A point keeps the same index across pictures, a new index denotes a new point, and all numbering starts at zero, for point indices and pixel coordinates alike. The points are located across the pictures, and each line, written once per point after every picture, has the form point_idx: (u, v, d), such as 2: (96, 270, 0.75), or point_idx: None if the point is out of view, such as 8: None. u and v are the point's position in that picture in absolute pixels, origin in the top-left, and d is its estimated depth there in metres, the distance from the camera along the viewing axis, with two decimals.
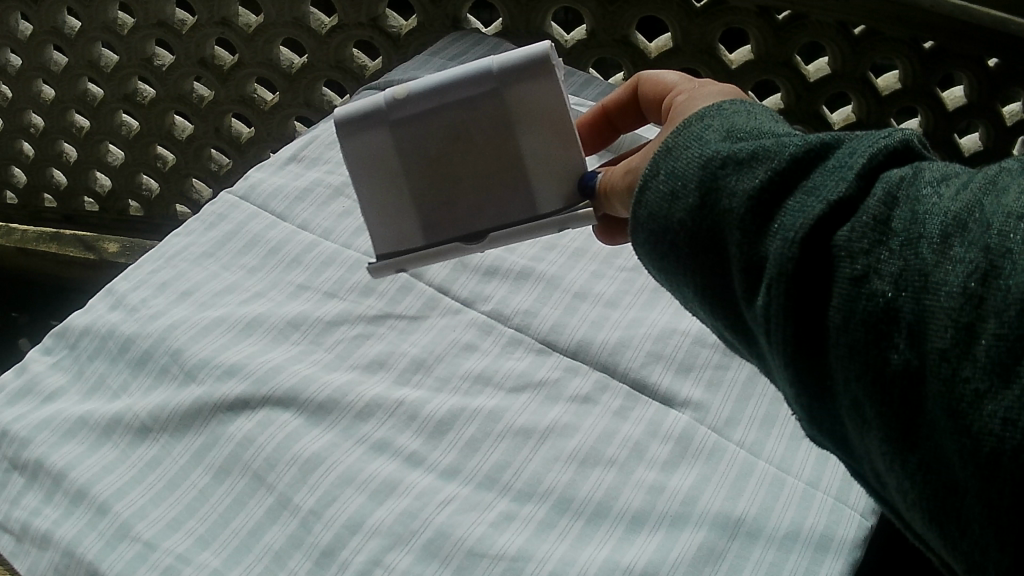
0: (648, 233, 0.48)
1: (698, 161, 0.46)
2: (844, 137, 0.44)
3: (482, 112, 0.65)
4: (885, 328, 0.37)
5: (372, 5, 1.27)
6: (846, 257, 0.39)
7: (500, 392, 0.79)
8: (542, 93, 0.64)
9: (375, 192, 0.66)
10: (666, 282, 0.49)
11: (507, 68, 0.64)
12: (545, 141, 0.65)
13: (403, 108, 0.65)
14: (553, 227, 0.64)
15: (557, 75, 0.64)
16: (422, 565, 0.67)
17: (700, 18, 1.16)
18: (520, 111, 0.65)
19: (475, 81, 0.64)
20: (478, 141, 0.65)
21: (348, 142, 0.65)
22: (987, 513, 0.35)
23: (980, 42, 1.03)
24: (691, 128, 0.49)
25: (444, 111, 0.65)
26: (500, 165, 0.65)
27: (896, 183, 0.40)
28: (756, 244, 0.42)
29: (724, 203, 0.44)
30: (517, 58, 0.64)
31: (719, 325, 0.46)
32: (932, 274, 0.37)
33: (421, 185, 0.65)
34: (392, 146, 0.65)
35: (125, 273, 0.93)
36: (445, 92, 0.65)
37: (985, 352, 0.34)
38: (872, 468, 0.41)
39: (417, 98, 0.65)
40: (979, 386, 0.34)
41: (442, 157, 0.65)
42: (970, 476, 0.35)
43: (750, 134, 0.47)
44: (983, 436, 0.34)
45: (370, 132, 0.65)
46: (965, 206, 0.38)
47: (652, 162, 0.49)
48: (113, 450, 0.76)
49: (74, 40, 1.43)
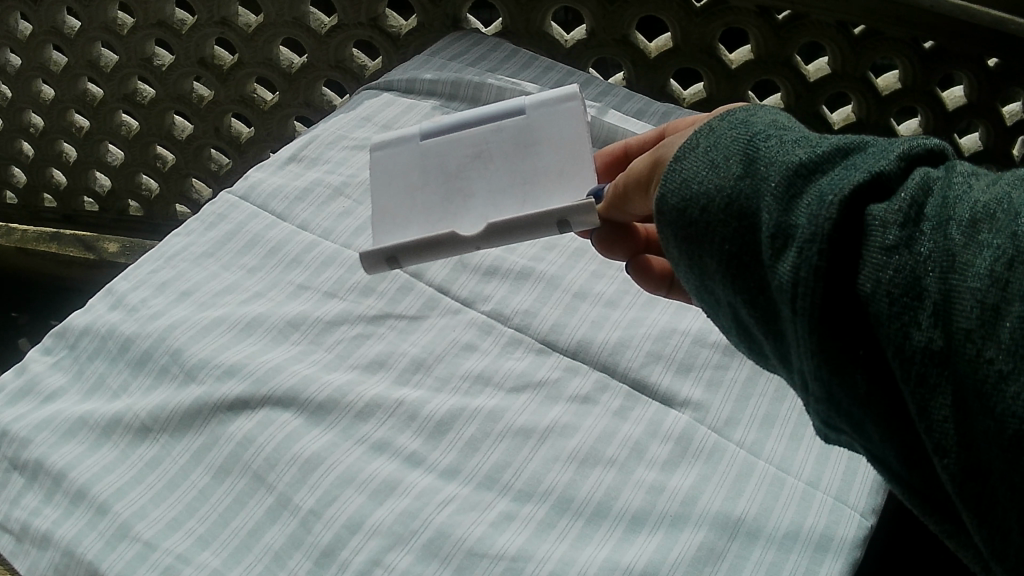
0: (676, 201, 0.48)
1: (742, 139, 0.47)
2: (880, 138, 0.45)
3: (507, 137, 0.72)
4: (910, 302, 0.37)
5: (372, 5, 1.27)
6: (879, 227, 0.39)
7: (500, 393, 0.79)
8: (566, 124, 0.72)
9: (393, 200, 0.71)
10: (684, 257, 0.48)
11: (537, 107, 0.73)
12: (561, 160, 0.69)
13: (441, 132, 0.75)
14: (552, 224, 0.61)
15: (582, 110, 0.72)
16: (422, 565, 0.67)
17: (700, 19, 1.16)
18: (541, 138, 0.71)
19: (507, 112, 0.74)
20: (498, 157, 0.71)
21: (384, 162, 0.75)
22: (1012, 495, 0.35)
23: (981, 42, 1.03)
24: (735, 114, 0.50)
25: (474, 137, 0.73)
26: (514, 177, 0.69)
27: (931, 175, 0.41)
28: (787, 212, 0.42)
29: (762, 173, 0.44)
30: (547, 98, 0.74)
31: (736, 300, 0.45)
32: (959, 255, 0.37)
33: (435, 194, 0.70)
34: (422, 161, 0.73)
35: (125, 273, 0.93)
36: (477, 121, 0.74)
37: (1009, 334, 0.34)
38: (898, 449, 0.40)
39: (453, 129, 0.75)
40: (1002, 367, 0.34)
41: (461, 172, 0.71)
42: (995, 457, 0.35)
43: (794, 128, 0.48)
44: (1007, 418, 0.34)
45: (406, 154, 0.75)
46: (995, 197, 0.38)
47: (693, 137, 0.50)
48: (113, 450, 0.76)
49: (74, 41, 1.43)
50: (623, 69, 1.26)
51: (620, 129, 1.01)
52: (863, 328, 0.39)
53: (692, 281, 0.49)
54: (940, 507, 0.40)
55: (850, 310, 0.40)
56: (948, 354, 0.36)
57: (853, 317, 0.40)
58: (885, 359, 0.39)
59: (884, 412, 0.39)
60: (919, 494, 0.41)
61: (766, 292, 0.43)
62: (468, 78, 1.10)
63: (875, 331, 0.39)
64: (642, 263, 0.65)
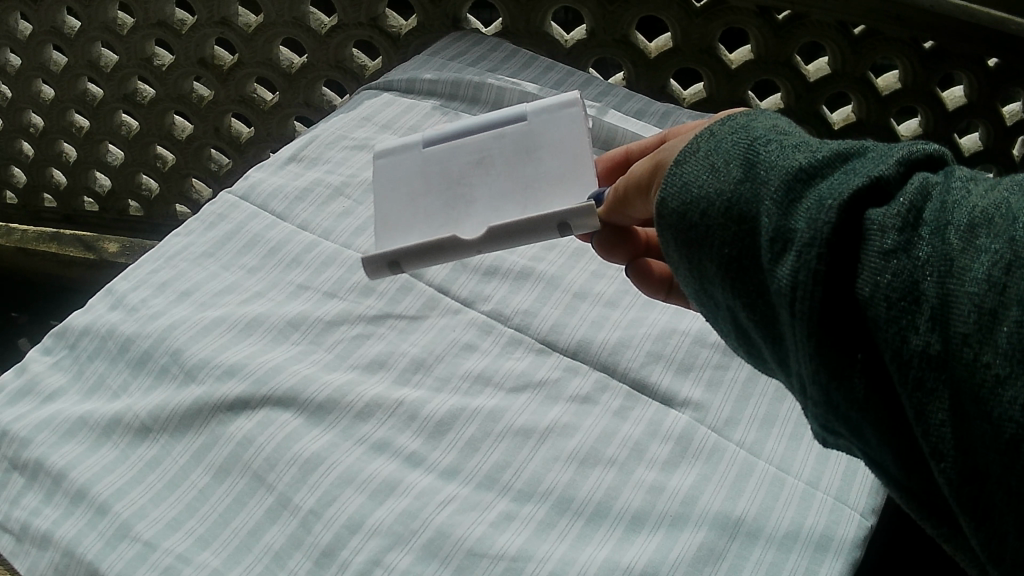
0: (677, 204, 0.48)
1: (743, 143, 0.47)
2: (879, 143, 0.45)
3: (509, 143, 0.73)
4: (908, 306, 0.37)
5: (372, 5, 1.27)
6: (877, 231, 0.39)
7: (500, 393, 0.79)
8: (567, 128, 0.72)
9: (395, 205, 0.72)
10: (684, 261, 0.48)
11: (539, 112, 0.74)
12: (562, 164, 0.69)
13: (443, 140, 0.75)
14: (552, 227, 0.61)
15: (583, 116, 0.72)
16: (422, 565, 0.67)
17: (700, 19, 1.16)
18: (543, 142, 0.71)
19: (508, 119, 0.74)
20: (499, 162, 0.71)
21: (385, 168, 0.75)
22: (1009, 499, 0.35)
23: (981, 41, 1.03)
24: (737, 119, 0.50)
25: (475, 142, 0.74)
26: (514, 181, 0.69)
27: (931, 180, 0.41)
28: (787, 216, 0.42)
29: (762, 177, 0.44)
30: (549, 104, 0.74)
31: (735, 303, 0.45)
32: (957, 259, 0.37)
33: (437, 199, 0.70)
34: (425, 168, 0.74)
35: (125, 272, 0.93)
36: (479, 127, 0.74)
37: (1007, 338, 0.35)
38: (896, 453, 0.40)
39: (454, 135, 0.75)
40: (1000, 371, 0.34)
41: (463, 178, 0.71)
42: (992, 461, 0.35)
43: (795, 133, 0.48)
44: (1005, 422, 0.34)
45: (407, 160, 0.75)
46: (993, 203, 0.38)
47: (694, 141, 0.50)
48: (113, 450, 0.76)
49: (74, 40, 1.43)
50: (623, 69, 1.26)
51: (620, 129, 1.01)
52: (862, 332, 0.39)
53: (691, 285, 0.49)
54: (937, 512, 0.40)
55: (848, 314, 0.40)
56: (946, 358, 0.36)
57: (851, 321, 0.40)
58: (883, 364, 0.39)
59: (881, 415, 0.39)
60: (917, 498, 0.41)
61: (764, 296, 0.43)
62: (467, 78, 1.10)
63: (873, 334, 0.39)
64: (642, 267, 0.65)
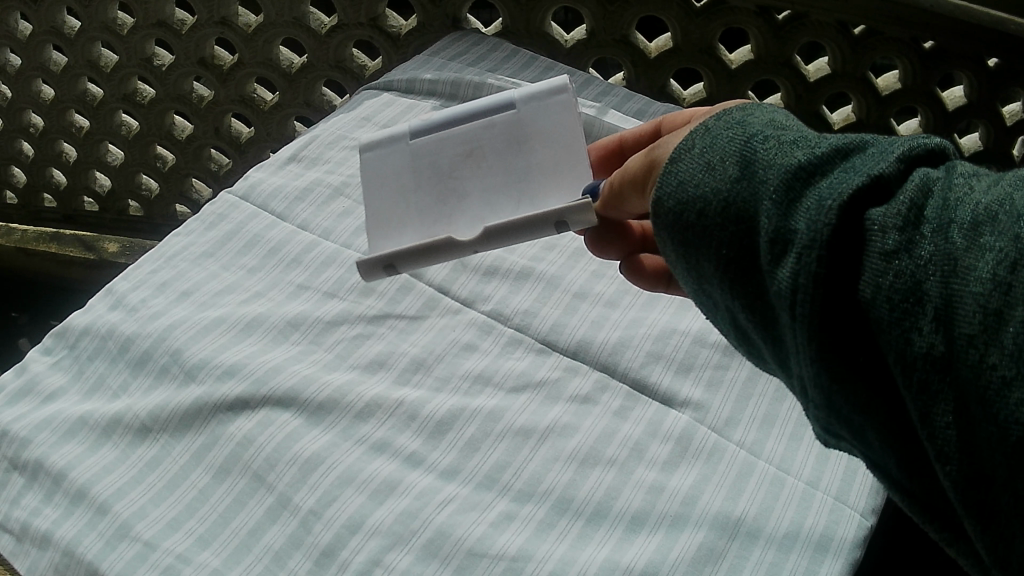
0: (674, 203, 0.48)
1: (740, 139, 0.47)
2: (877, 137, 0.44)
3: (499, 134, 0.72)
4: (910, 307, 0.37)
5: (372, 5, 1.27)
6: (879, 231, 0.39)
7: (500, 392, 0.79)
8: (557, 116, 0.71)
9: (385, 202, 0.71)
10: (683, 262, 0.48)
11: (527, 98, 0.73)
12: (554, 157, 0.69)
13: (429, 129, 0.74)
14: (549, 224, 0.61)
15: (572, 103, 0.71)
16: (422, 565, 0.67)
17: (700, 18, 1.16)
18: (533, 132, 0.71)
19: (496, 107, 0.73)
20: (490, 155, 0.71)
21: (372, 158, 0.74)
22: (1015, 504, 0.35)
23: (981, 41, 1.03)
24: (732, 114, 0.50)
25: (463, 132, 0.73)
26: (507, 176, 0.69)
27: (931, 176, 0.41)
28: (788, 217, 0.42)
29: (760, 175, 0.44)
30: (538, 89, 0.73)
31: (734, 304, 0.45)
32: (961, 259, 0.37)
33: (429, 196, 0.70)
34: (412, 161, 0.73)
35: (124, 272, 0.93)
36: (466, 117, 0.73)
37: (1012, 339, 0.34)
38: (900, 456, 0.40)
39: (441, 124, 0.74)
40: (1006, 373, 0.34)
41: (453, 173, 0.71)
42: (998, 464, 0.35)
43: (792, 127, 0.48)
44: (1009, 425, 0.34)
45: (393, 149, 0.74)
46: (996, 199, 0.38)
47: (689, 137, 0.50)
48: (113, 450, 0.76)
49: (74, 41, 1.43)
50: (624, 69, 1.26)
51: (620, 129, 1.01)
52: (864, 334, 0.39)
53: (690, 285, 0.49)
54: (940, 515, 0.40)
55: (850, 317, 0.40)
56: (950, 360, 0.36)
57: (853, 323, 0.40)
58: (884, 365, 0.39)
59: (883, 417, 0.40)
60: (919, 501, 0.41)
61: (764, 297, 0.43)
62: (467, 77, 1.10)
63: (876, 337, 0.39)
64: (635, 262, 0.65)
